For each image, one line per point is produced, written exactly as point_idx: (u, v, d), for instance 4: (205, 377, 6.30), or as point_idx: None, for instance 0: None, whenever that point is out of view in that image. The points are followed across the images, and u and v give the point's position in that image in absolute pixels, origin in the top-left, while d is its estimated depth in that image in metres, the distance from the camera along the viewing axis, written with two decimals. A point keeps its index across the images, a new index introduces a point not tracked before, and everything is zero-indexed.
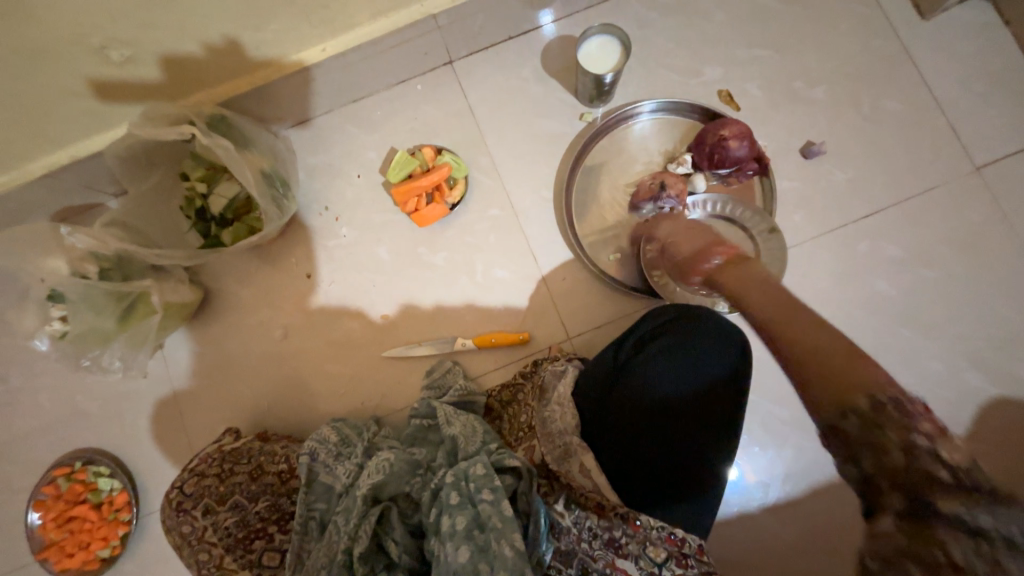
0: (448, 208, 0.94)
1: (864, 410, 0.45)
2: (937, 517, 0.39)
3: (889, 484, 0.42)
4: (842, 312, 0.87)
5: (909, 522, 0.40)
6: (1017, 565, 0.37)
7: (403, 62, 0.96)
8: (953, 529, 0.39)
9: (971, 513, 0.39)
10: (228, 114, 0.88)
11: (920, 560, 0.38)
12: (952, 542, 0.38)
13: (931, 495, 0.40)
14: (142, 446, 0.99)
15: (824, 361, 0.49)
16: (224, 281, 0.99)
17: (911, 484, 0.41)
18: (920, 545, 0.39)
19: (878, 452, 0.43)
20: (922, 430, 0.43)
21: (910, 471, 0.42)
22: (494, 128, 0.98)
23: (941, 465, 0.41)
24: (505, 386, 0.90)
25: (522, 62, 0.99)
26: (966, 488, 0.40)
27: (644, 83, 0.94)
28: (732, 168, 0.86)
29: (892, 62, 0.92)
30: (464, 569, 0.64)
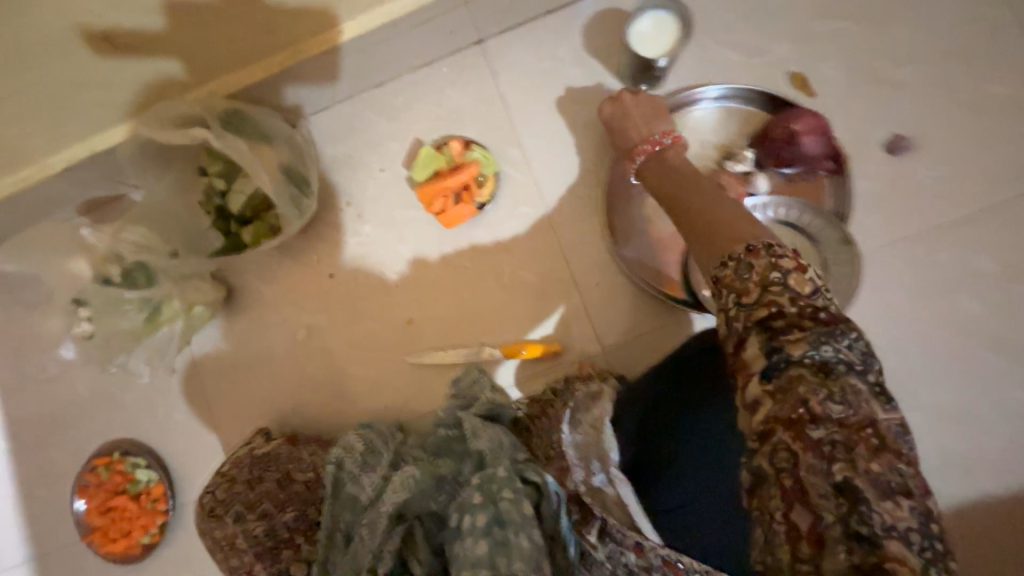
0: (478, 208, 0.86)
1: (738, 257, 0.55)
2: (791, 364, 0.49)
3: (752, 334, 0.52)
4: (916, 332, 0.77)
5: (772, 376, 0.49)
6: (848, 389, 0.48)
7: (428, 42, 0.87)
8: (805, 373, 0.48)
9: (817, 351, 0.49)
10: (238, 106, 0.84)
11: (784, 419, 0.48)
12: (811, 394, 0.47)
13: (783, 344, 0.49)
14: (174, 440, 1.00)
15: (719, 227, 0.59)
16: (246, 279, 0.96)
17: (770, 327, 0.51)
18: (783, 403, 0.48)
19: (743, 300, 0.53)
20: (787, 268, 0.52)
21: (765, 313, 0.52)
22: (527, 115, 0.89)
23: (790, 298, 0.51)
24: (534, 400, 0.85)
25: (560, 40, 0.88)
26: (813, 330, 0.49)
27: (702, 60, 0.81)
28: (802, 166, 0.75)
29: (1003, 35, 0.77)
30: (481, 562, 0.62)
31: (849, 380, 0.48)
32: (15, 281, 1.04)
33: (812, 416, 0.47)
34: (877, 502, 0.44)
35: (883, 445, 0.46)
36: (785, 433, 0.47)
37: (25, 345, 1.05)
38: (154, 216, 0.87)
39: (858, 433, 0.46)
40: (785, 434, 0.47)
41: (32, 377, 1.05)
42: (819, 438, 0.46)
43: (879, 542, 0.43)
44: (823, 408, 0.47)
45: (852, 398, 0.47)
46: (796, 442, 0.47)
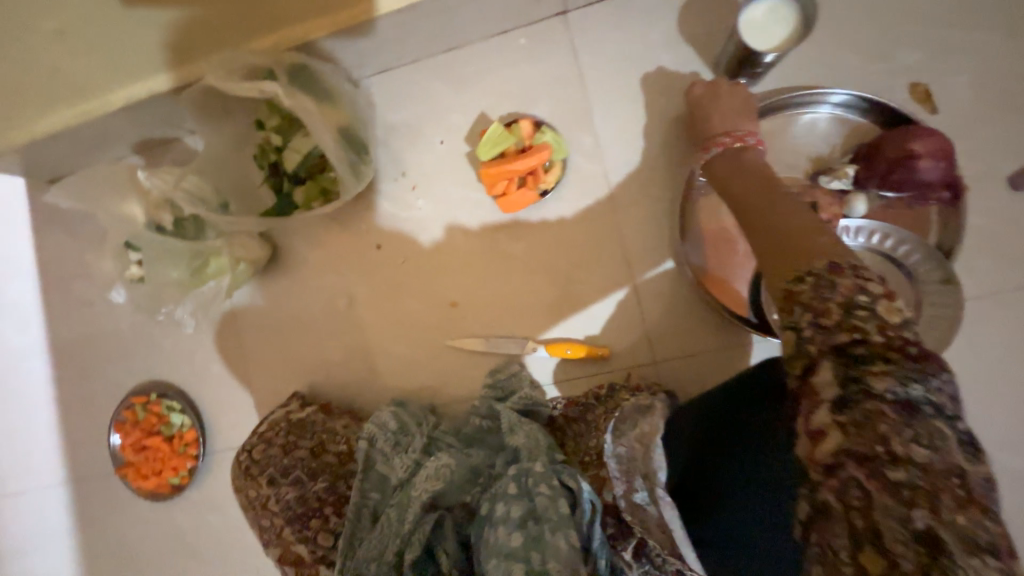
0: (540, 195, 0.81)
1: (818, 272, 0.46)
2: (870, 397, 0.39)
3: (826, 358, 0.42)
4: (1001, 387, 0.70)
5: (846, 406, 0.40)
6: (939, 433, 0.38)
7: (508, 10, 0.80)
8: (888, 403, 0.39)
9: (904, 388, 0.39)
10: (309, 64, 0.80)
11: (860, 455, 0.38)
12: (894, 433, 0.38)
13: (867, 373, 0.40)
14: (208, 390, 1.01)
15: (795, 239, 0.50)
16: (292, 240, 0.94)
17: (848, 352, 0.41)
18: (860, 438, 0.39)
19: (820, 319, 0.44)
20: (866, 290, 0.43)
21: (848, 337, 0.42)
22: (605, 100, 0.82)
23: (874, 323, 0.42)
24: (572, 402, 0.81)
25: (651, 21, 0.81)
26: (900, 361, 0.40)
27: (812, 61, 0.73)
28: (912, 192, 0.67)
29: None
30: (515, 555, 0.59)
31: (947, 432, 0.38)
32: (72, 215, 1.06)
33: (892, 458, 0.37)
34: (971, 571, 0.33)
35: (972, 500, 0.35)
36: (856, 468, 0.38)
37: (77, 277, 1.07)
38: (207, 165, 0.84)
39: (947, 485, 0.36)
40: (857, 471, 0.38)
41: (80, 311, 1.07)
42: (897, 480, 0.37)
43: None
44: (905, 450, 0.37)
45: (943, 447, 0.37)
46: (873, 484, 0.37)
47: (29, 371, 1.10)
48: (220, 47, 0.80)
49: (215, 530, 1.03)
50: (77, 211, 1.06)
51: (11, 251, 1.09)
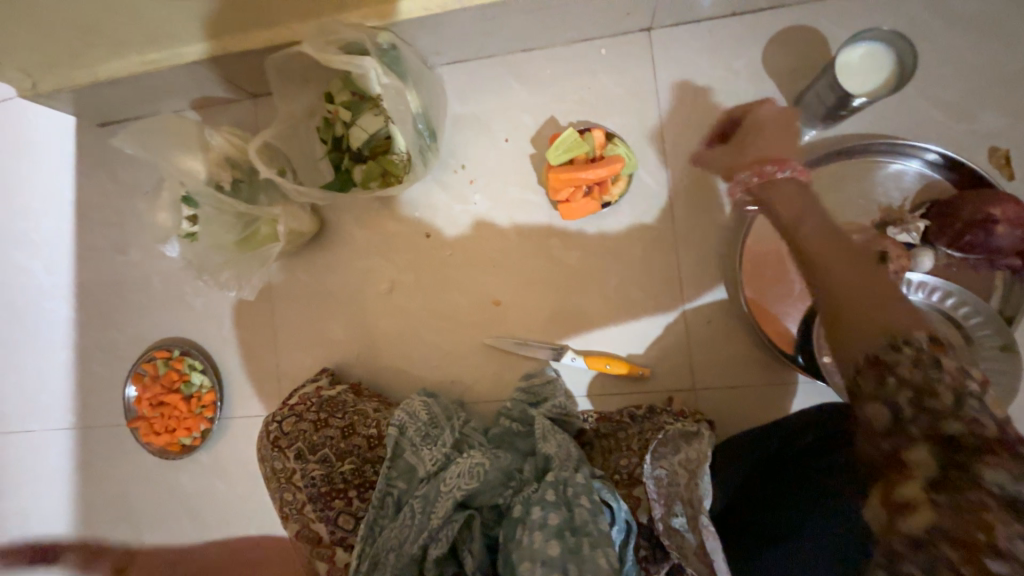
0: (601, 206, 0.81)
1: (918, 345, 0.43)
2: (974, 486, 0.38)
3: (927, 440, 0.40)
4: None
5: (941, 488, 0.39)
6: None
7: (597, 19, 0.80)
8: (992, 492, 0.37)
9: (1015, 485, 0.37)
10: (400, 45, 0.80)
11: (955, 536, 0.37)
12: (999, 526, 0.36)
13: (976, 459, 0.38)
14: (233, 354, 1.00)
15: (873, 305, 0.47)
16: (341, 217, 0.94)
17: (952, 440, 0.39)
18: (960, 522, 0.37)
19: (922, 399, 0.41)
20: (966, 371, 0.42)
21: (957, 425, 0.40)
22: (679, 121, 0.82)
23: (989, 416, 0.40)
24: (604, 416, 0.80)
25: (735, 50, 0.81)
26: (1013, 459, 0.38)
27: (894, 113, 0.74)
28: (979, 255, 0.67)
29: None
30: (551, 563, 0.59)
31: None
32: (120, 160, 1.05)
33: (994, 547, 0.36)
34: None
35: None
36: (950, 549, 0.37)
37: (115, 223, 1.06)
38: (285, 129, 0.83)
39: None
40: (951, 550, 0.37)
41: (113, 257, 1.06)
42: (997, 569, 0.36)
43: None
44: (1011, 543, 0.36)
45: None
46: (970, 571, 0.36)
47: (51, 311, 1.09)
48: (307, 15, 0.79)
49: (220, 497, 1.02)
50: (126, 157, 1.05)
51: (53, 187, 1.08)
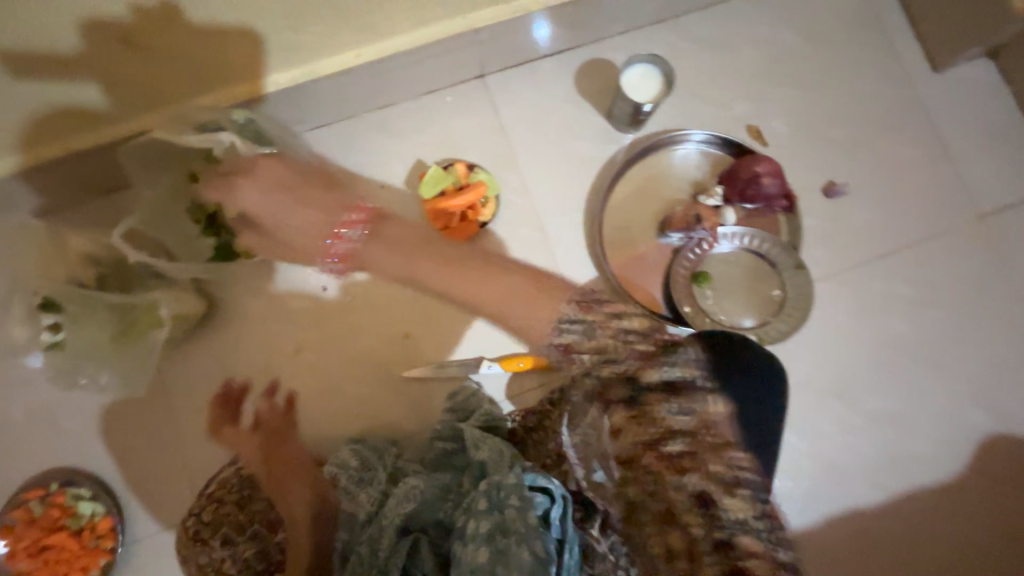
0: (479, 227, 0.90)
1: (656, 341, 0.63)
2: (649, 412, 0.58)
3: (624, 387, 0.60)
4: (864, 350, 0.88)
5: (632, 413, 0.58)
6: (692, 414, 0.57)
7: (434, 75, 0.94)
8: (663, 413, 0.57)
9: (673, 387, 0.58)
10: (256, 117, 0.85)
11: (646, 442, 0.57)
12: (660, 447, 0.56)
13: (639, 383, 0.60)
14: (128, 467, 0.90)
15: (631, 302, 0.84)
16: (231, 290, 0.93)
17: (637, 385, 0.59)
18: (643, 430, 0.57)
19: (635, 378, 0.60)
20: (619, 329, 0.67)
21: (644, 375, 0.60)
22: (525, 144, 0.97)
23: (666, 368, 0.59)
24: (528, 412, 0.88)
25: (555, 82, 0.98)
26: (679, 394, 0.58)
27: (677, 114, 0.96)
28: (761, 204, 0.89)
29: (906, 108, 0.95)
30: (481, 569, 0.61)
31: (689, 387, 0.59)
32: None
33: (665, 436, 0.56)
34: (724, 494, 0.54)
35: (692, 476, 0.55)
36: (647, 454, 0.57)
37: None
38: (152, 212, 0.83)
39: (701, 441, 0.56)
40: (648, 455, 0.57)
41: None
42: (670, 451, 0.56)
43: (714, 506, 0.53)
44: (676, 426, 0.56)
45: (693, 412, 0.57)
46: (657, 460, 0.56)
47: None
48: (161, 102, 0.84)
49: None
50: None
51: None
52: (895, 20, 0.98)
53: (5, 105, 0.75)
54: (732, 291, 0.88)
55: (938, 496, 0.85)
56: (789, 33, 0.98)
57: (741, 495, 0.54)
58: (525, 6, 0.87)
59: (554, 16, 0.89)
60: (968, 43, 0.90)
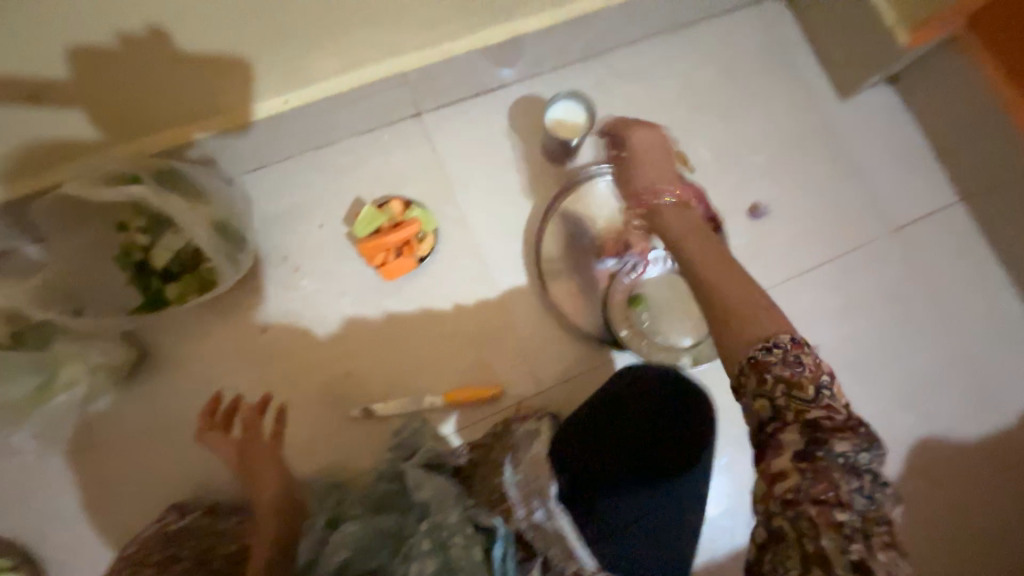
0: (418, 261, 0.92)
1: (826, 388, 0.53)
2: (829, 469, 0.49)
3: (800, 429, 0.51)
4: None
5: (803, 461, 0.50)
6: (872, 493, 0.49)
7: (369, 115, 0.96)
8: (842, 480, 0.48)
9: (855, 455, 0.49)
10: (176, 166, 0.83)
11: (812, 495, 0.48)
12: (828, 505, 0.48)
13: (827, 438, 0.50)
14: (53, 531, 0.85)
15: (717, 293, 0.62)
16: (166, 338, 0.90)
17: (820, 435, 0.50)
18: (815, 486, 0.48)
19: (819, 428, 0.51)
20: (832, 382, 0.53)
21: (828, 427, 0.51)
22: (463, 179, 0.99)
23: (856, 435, 0.51)
24: (475, 445, 0.87)
25: (490, 118, 1.01)
26: (869, 470, 0.49)
27: (606, 144, 1.00)
28: None
29: (819, 133, 1.01)
30: None
31: (875, 468, 0.50)
32: None
33: (839, 501, 0.48)
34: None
35: (860, 552, 0.46)
36: (809, 506, 0.48)
37: None
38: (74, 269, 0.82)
39: (876, 529, 0.47)
40: (811, 508, 0.48)
41: None
42: (840, 516, 0.47)
43: None
44: (850, 501, 0.48)
45: (873, 494, 0.49)
46: (820, 519, 0.47)
47: None
48: (121, 136, 0.81)
49: None
50: None
51: None
52: (803, 52, 1.05)
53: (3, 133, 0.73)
54: (666, 312, 0.92)
55: None
56: (708, 66, 1.04)
57: None
58: (451, 49, 0.89)
59: (482, 58, 0.93)
60: (868, 72, 0.97)
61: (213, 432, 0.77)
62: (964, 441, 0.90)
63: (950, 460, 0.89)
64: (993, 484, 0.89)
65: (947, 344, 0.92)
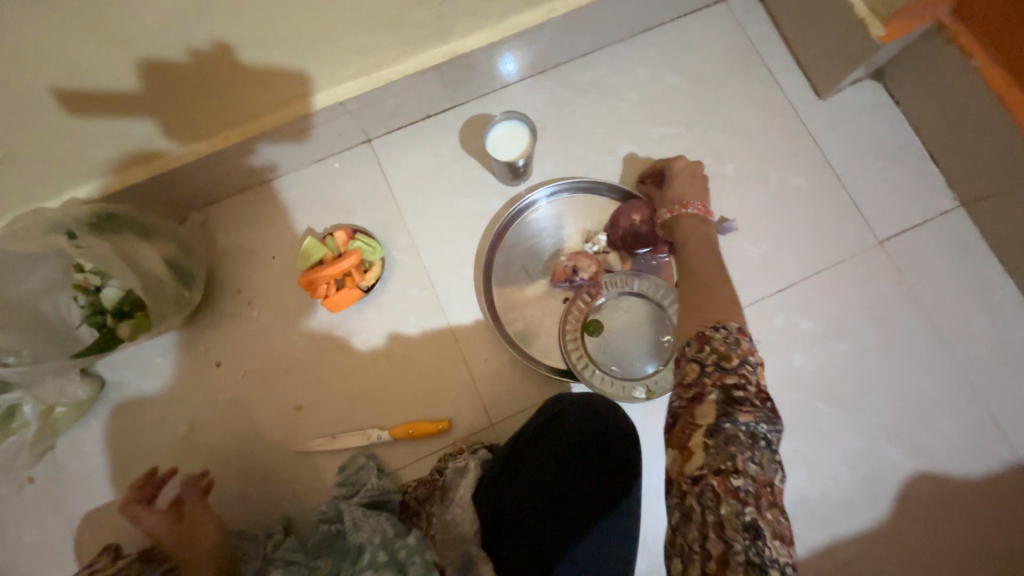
0: (363, 291, 0.90)
1: (747, 363, 0.54)
2: (736, 439, 0.49)
3: (715, 400, 0.51)
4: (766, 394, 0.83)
5: (712, 433, 0.50)
6: (768, 463, 0.49)
7: (316, 145, 0.95)
8: (745, 452, 0.48)
9: (759, 427, 0.50)
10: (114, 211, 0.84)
11: (717, 466, 0.48)
12: (730, 474, 0.47)
13: (735, 410, 0.50)
14: (17, 560, 0.87)
15: (708, 292, 0.67)
16: (126, 372, 0.92)
17: (732, 406, 0.51)
18: (720, 457, 0.48)
19: (731, 401, 0.51)
20: (754, 361, 0.55)
21: (740, 397, 0.51)
22: (413, 205, 0.97)
23: (764, 409, 0.51)
24: (421, 481, 0.83)
25: (441, 140, 0.98)
26: (768, 442, 0.50)
27: (561, 162, 0.95)
28: (647, 249, 0.87)
29: (793, 137, 0.93)
30: None
31: (774, 442, 0.51)
32: None
33: (736, 469, 0.47)
34: (775, 551, 0.44)
35: (752, 520, 0.45)
36: (712, 477, 0.47)
37: None
38: (15, 316, 0.79)
39: (766, 492, 0.48)
40: (714, 479, 0.47)
41: None
42: (738, 486, 0.47)
43: (761, 547, 0.44)
44: (746, 468, 0.48)
45: (769, 466, 0.49)
46: (721, 488, 0.47)
47: None
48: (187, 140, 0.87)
49: None
50: None
51: None
52: (775, 50, 0.97)
53: (84, 142, 0.79)
54: (621, 339, 0.85)
55: (859, 545, 0.78)
56: (669, 72, 0.97)
57: (786, 553, 0.45)
58: (388, 74, 0.87)
59: (424, 81, 0.90)
60: (845, 69, 0.88)
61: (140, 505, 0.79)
62: (966, 478, 0.79)
63: (950, 500, 0.79)
64: (1006, 529, 0.78)
65: (944, 368, 0.83)
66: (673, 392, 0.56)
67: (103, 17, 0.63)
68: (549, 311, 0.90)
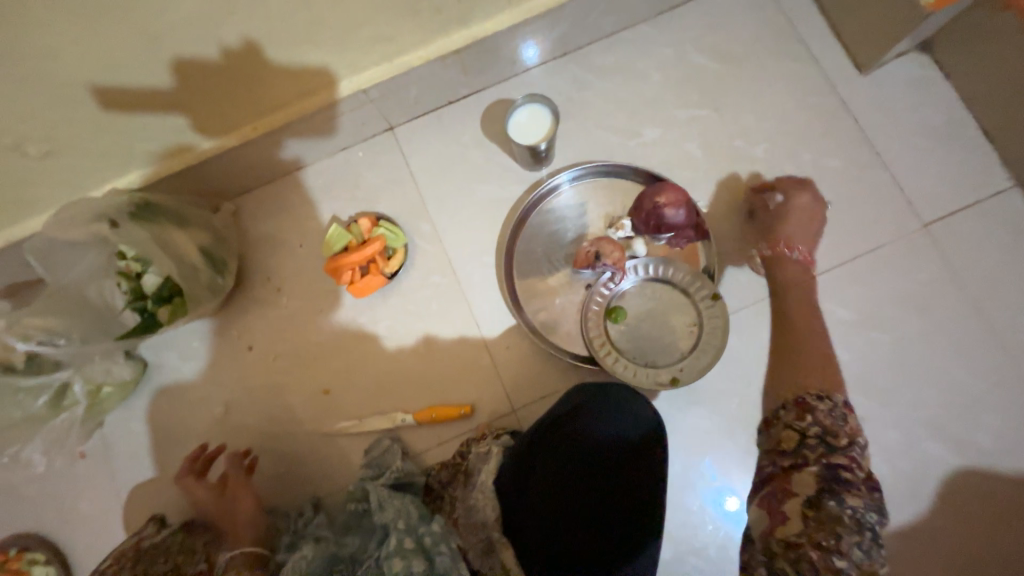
0: (387, 278, 0.92)
1: (854, 445, 0.59)
2: (838, 517, 0.53)
3: (816, 474, 0.57)
4: None
5: (814, 507, 0.55)
6: (871, 550, 0.52)
7: (340, 134, 0.96)
8: (848, 532, 0.52)
9: (864, 512, 0.54)
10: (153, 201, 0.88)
11: (817, 539, 0.52)
12: (829, 549, 0.51)
13: (840, 490, 0.55)
14: (75, 528, 0.94)
15: (800, 349, 0.75)
16: (167, 355, 0.97)
17: (835, 484, 0.55)
18: (820, 530, 0.53)
19: (834, 479, 0.56)
20: (860, 440, 0.59)
21: (844, 478, 0.56)
22: (435, 192, 0.97)
23: (868, 494, 0.55)
24: (444, 464, 0.84)
25: (462, 127, 0.98)
26: (871, 528, 0.53)
27: (584, 147, 0.94)
28: (670, 234, 0.84)
29: (829, 115, 0.88)
30: None
31: (879, 532, 0.53)
32: None
33: (838, 549, 0.51)
34: None
35: None
36: (809, 548, 0.52)
37: None
38: (65, 301, 0.83)
39: None
40: (812, 550, 0.52)
41: None
42: (838, 566, 0.51)
43: None
44: (850, 552, 0.51)
45: (873, 554, 0.52)
46: (819, 561, 0.51)
47: None
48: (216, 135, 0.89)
49: None
50: None
51: None
52: (811, 24, 0.92)
53: (123, 137, 0.83)
54: (645, 326, 0.84)
55: (897, 540, 0.76)
56: (696, 51, 0.94)
57: None
58: (409, 60, 0.87)
59: (445, 67, 0.90)
60: (887, 41, 0.83)
61: (188, 478, 0.85)
62: (1015, 474, 0.75)
63: (998, 496, 0.75)
64: None
65: (992, 359, 0.78)
66: (771, 457, 0.62)
67: (134, 13, 0.65)
68: (572, 298, 0.89)
